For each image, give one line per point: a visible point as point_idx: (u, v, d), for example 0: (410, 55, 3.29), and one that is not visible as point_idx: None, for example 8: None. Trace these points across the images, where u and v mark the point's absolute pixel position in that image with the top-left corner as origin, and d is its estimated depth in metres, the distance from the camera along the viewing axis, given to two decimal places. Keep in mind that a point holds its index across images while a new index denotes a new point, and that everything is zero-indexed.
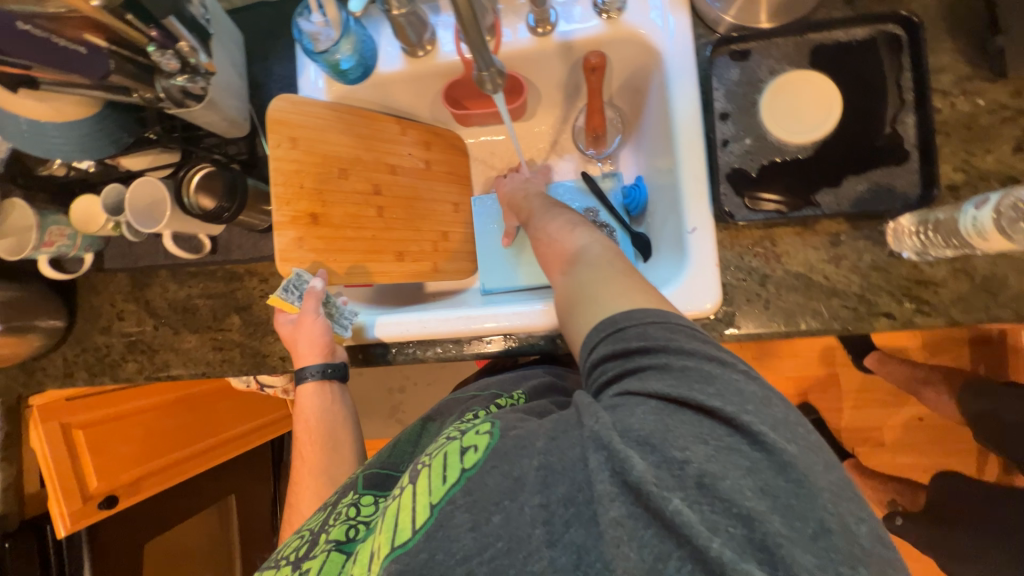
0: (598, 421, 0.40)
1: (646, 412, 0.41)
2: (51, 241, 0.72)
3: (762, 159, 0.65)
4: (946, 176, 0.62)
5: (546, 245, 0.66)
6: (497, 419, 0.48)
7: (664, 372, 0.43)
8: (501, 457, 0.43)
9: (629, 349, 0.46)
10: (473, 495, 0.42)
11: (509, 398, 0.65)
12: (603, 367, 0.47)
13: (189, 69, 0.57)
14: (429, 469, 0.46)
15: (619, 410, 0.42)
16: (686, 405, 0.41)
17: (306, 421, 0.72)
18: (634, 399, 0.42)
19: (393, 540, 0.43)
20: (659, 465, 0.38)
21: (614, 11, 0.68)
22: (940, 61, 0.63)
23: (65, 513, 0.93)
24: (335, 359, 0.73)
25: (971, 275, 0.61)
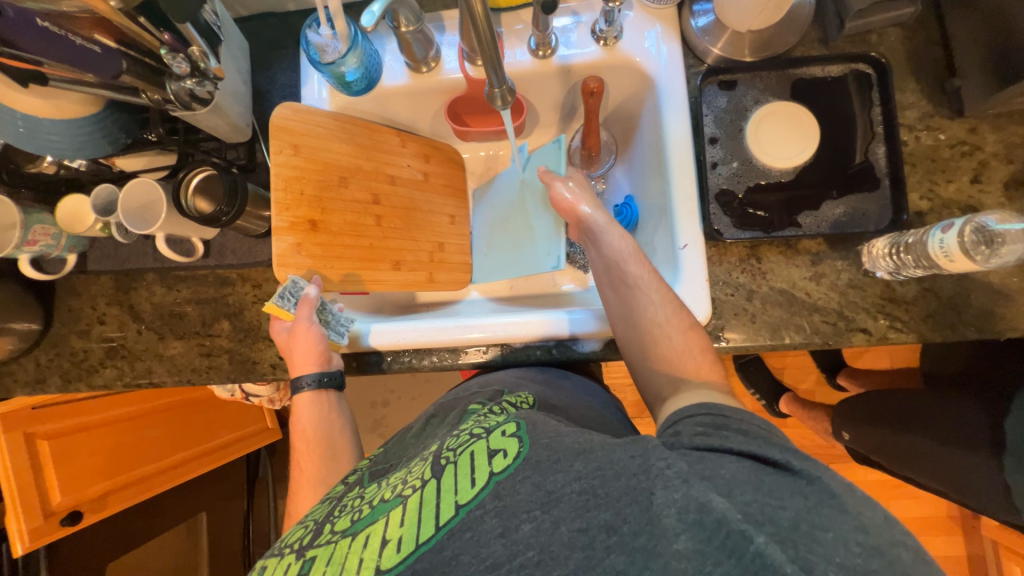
0: (670, 466, 0.43)
1: (738, 467, 0.44)
2: (34, 240, 0.69)
3: (749, 182, 0.69)
4: (914, 204, 0.67)
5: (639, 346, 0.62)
6: (522, 420, 0.52)
7: (759, 442, 0.46)
8: (534, 468, 0.46)
9: (722, 421, 0.49)
10: (502, 501, 0.45)
11: (518, 398, 0.66)
12: (692, 424, 0.50)
13: (199, 73, 0.57)
14: (456, 468, 0.49)
15: (709, 461, 0.44)
16: (772, 463, 0.44)
17: (302, 431, 0.70)
18: (723, 454, 0.45)
19: (418, 535, 0.46)
20: (747, 503, 0.40)
21: (611, 39, 0.72)
22: (906, 99, 0.69)
23: (23, 531, 0.88)
24: (331, 368, 0.71)
25: (939, 296, 0.65)
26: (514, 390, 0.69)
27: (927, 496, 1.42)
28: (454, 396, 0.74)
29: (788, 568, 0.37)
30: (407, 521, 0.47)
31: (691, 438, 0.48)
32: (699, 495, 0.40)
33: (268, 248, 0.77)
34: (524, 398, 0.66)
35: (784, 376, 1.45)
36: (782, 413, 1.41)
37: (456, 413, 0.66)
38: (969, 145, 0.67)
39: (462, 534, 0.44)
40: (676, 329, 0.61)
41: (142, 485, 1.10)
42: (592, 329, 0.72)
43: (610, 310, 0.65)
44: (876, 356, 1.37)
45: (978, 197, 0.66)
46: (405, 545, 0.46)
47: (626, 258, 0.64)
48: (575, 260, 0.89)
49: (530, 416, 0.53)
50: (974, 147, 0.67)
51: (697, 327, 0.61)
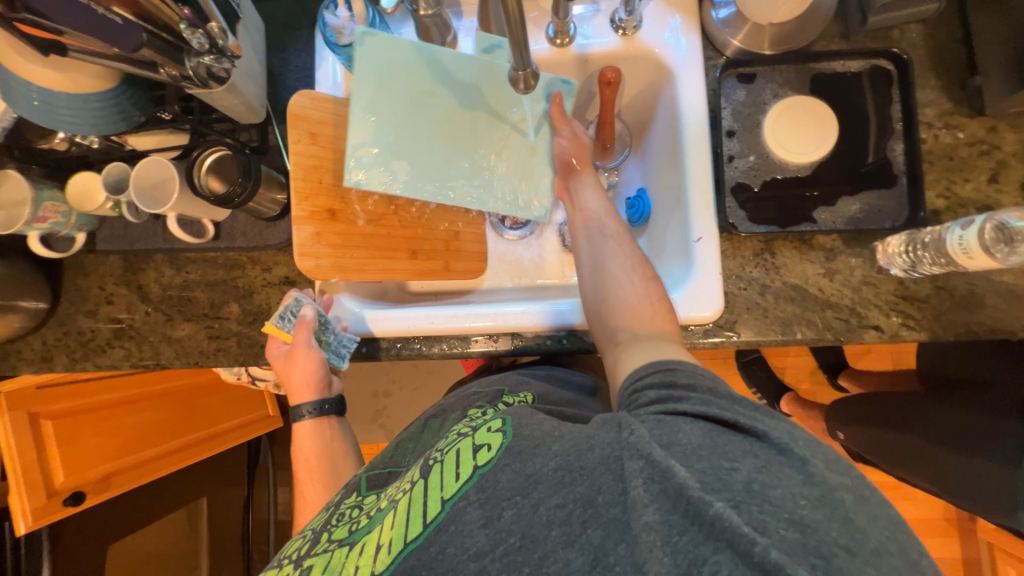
0: (634, 433, 0.43)
1: (694, 430, 0.44)
2: (44, 217, 0.69)
3: (765, 176, 0.69)
4: (931, 202, 0.67)
5: (602, 296, 0.66)
6: (508, 418, 0.51)
7: (709, 402, 0.47)
8: (513, 456, 0.46)
9: (674, 382, 0.50)
10: (485, 492, 0.45)
11: (516, 397, 0.67)
12: (647, 388, 0.51)
13: (216, 50, 0.57)
14: (442, 467, 0.49)
15: (665, 424, 0.45)
16: (726, 424, 0.45)
17: (306, 459, 0.74)
18: (678, 417, 0.46)
19: (407, 534, 0.45)
20: (703, 470, 0.40)
21: (631, 28, 0.72)
22: (926, 96, 0.68)
23: (26, 510, 0.88)
24: (326, 395, 0.75)
25: (952, 294, 0.65)
26: (516, 391, 0.69)
27: (924, 498, 1.43)
28: (459, 394, 0.73)
29: (744, 528, 0.36)
30: (397, 524, 0.46)
31: (647, 406, 0.49)
32: (659, 458, 0.40)
33: (279, 232, 0.76)
34: (524, 397, 0.67)
35: (785, 376, 1.45)
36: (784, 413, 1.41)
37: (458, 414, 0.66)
38: (988, 144, 0.67)
39: (449, 528, 0.44)
40: (640, 278, 0.66)
41: (144, 469, 1.10)
42: None
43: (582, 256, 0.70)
44: (878, 358, 1.37)
45: (994, 197, 0.66)
46: (395, 546, 0.45)
47: (601, 213, 0.72)
48: None
49: (515, 413, 0.52)
50: (992, 146, 0.66)
51: (658, 279, 0.66)
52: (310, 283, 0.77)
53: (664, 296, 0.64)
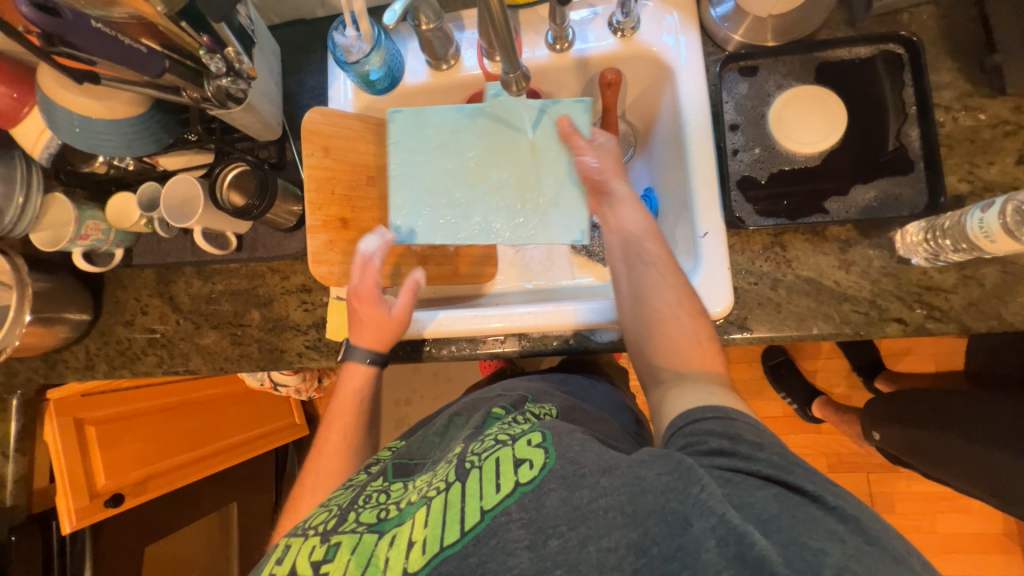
0: (706, 490, 0.42)
1: (767, 497, 0.42)
2: (86, 234, 0.75)
3: (771, 168, 0.67)
4: (953, 187, 0.64)
5: (647, 328, 0.60)
6: (547, 432, 0.51)
7: (784, 466, 0.45)
8: (560, 482, 0.45)
9: (737, 435, 0.47)
10: (529, 513, 0.44)
11: (541, 408, 0.65)
12: (703, 431, 0.48)
13: (234, 72, 0.61)
14: (481, 474, 0.48)
15: (735, 488, 0.43)
16: (800, 492, 0.43)
17: (353, 398, 0.70)
18: (750, 477, 0.44)
19: (442, 538, 0.45)
20: (785, 544, 0.40)
21: (629, 30, 0.72)
22: (941, 79, 0.66)
23: (71, 509, 0.93)
24: (380, 351, 0.71)
25: (981, 284, 0.62)
26: (540, 403, 0.68)
27: (976, 509, 1.32)
28: (484, 395, 0.74)
29: None
30: (431, 523, 0.46)
31: (704, 454, 0.46)
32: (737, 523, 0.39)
33: (296, 242, 0.80)
34: (546, 410, 0.64)
35: (816, 379, 1.39)
36: (815, 418, 1.34)
37: (478, 415, 0.64)
38: (1013, 124, 0.63)
39: (488, 542, 0.44)
40: (686, 315, 0.59)
41: (173, 473, 1.15)
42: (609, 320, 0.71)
43: (620, 283, 0.64)
44: (918, 360, 1.30)
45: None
46: (429, 546, 0.45)
47: (641, 235, 0.64)
48: (593, 254, 0.90)
49: (553, 427, 0.52)
50: (1018, 126, 0.63)
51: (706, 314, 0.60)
52: (325, 289, 0.80)
53: (713, 330, 0.60)
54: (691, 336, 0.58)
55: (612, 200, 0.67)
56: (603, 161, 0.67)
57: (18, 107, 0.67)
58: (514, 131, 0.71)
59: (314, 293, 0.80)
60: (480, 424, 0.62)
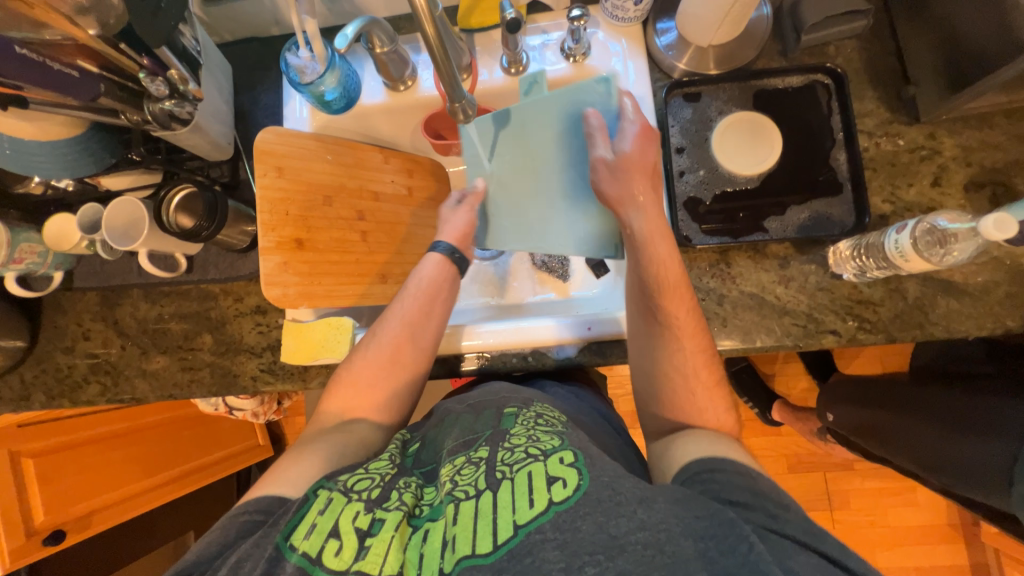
0: (754, 548, 0.42)
1: (806, 564, 0.42)
2: (20, 258, 0.71)
3: (715, 189, 0.71)
4: (878, 208, 0.69)
5: (664, 384, 0.64)
6: (580, 452, 0.52)
7: (816, 532, 0.45)
8: (596, 507, 0.45)
9: (761, 489, 0.48)
10: (564, 535, 0.43)
11: (552, 414, 0.62)
12: (728, 479, 0.50)
13: (178, 95, 0.61)
14: (512, 487, 0.48)
15: (775, 549, 0.43)
16: (840, 566, 0.43)
17: (418, 283, 0.72)
18: (782, 539, 0.45)
19: (475, 547, 0.45)
20: None
21: (580, 55, 0.75)
22: (865, 107, 0.71)
23: (5, 550, 0.88)
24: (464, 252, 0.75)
25: (905, 296, 0.67)
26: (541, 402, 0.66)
27: (922, 502, 1.40)
28: (451, 403, 0.73)
29: None
30: (461, 523, 0.47)
31: (728, 495, 0.48)
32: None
33: (250, 263, 0.79)
34: (557, 414, 0.63)
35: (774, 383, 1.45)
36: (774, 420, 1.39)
37: (494, 412, 0.63)
38: (928, 149, 0.69)
39: (523, 559, 0.43)
40: (702, 384, 0.63)
41: (133, 500, 1.11)
42: (565, 336, 0.73)
43: (636, 329, 0.67)
44: (863, 362, 1.37)
45: (938, 200, 0.68)
46: (458, 544, 0.45)
47: (665, 287, 0.63)
48: (553, 269, 0.91)
49: (586, 450, 0.52)
50: (932, 151, 0.69)
51: (723, 386, 0.63)
52: (280, 311, 0.79)
53: (730, 401, 0.63)
54: (704, 400, 0.62)
55: (631, 239, 0.66)
56: (629, 193, 0.65)
57: None
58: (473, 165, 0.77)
59: (268, 314, 0.79)
60: (497, 423, 0.60)
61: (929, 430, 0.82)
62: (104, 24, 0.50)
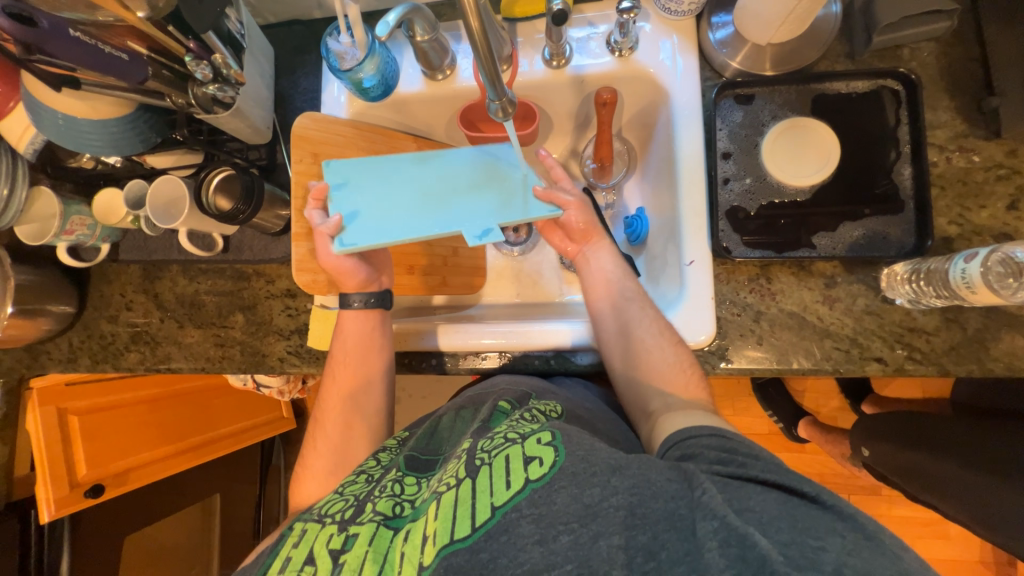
0: (707, 493, 0.41)
1: (767, 500, 0.42)
2: (71, 229, 0.75)
3: (761, 200, 0.67)
4: (941, 229, 0.63)
5: (643, 363, 0.63)
6: (559, 431, 0.50)
7: (778, 470, 0.44)
8: (570, 479, 0.44)
9: (729, 445, 0.48)
10: (539, 508, 0.43)
11: (546, 407, 0.60)
12: (699, 445, 0.49)
13: (220, 78, 0.62)
14: (491, 470, 0.47)
15: (733, 489, 0.43)
16: (800, 496, 0.42)
17: (342, 343, 0.72)
18: (747, 484, 0.44)
19: (453, 532, 0.44)
20: (785, 543, 0.38)
21: (626, 50, 0.71)
22: (938, 117, 0.65)
23: (51, 500, 0.94)
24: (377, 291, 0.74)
25: (965, 328, 0.62)
26: (544, 396, 0.65)
27: (956, 537, 1.33)
28: (460, 397, 0.72)
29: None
30: (441, 516, 0.46)
31: (707, 465, 0.46)
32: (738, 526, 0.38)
33: (283, 246, 0.80)
34: (552, 407, 0.61)
35: (805, 399, 1.39)
36: (801, 438, 1.33)
37: (486, 408, 0.62)
38: (1007, 168, 0.63)
39: (499, 537, 0.43)
40: (666, 343, 0.64)
41: (164, 463, 1.16)
42: (583, 342, 0.71)
43: (606, 324, 0.68)
44: (904, 385, 1.29)
45: (1013, 225, 0.62)
46: (438, 538, 0.44)
47: (620, 276, 0.72)
48: None
49: (565, 428, 0.50)
50: (1012, 170, 0.63)
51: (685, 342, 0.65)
52: (310, 295, 0.80)
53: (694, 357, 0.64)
54: (677, 361, 0.63)
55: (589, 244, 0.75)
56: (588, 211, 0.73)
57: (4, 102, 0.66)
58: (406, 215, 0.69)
59: (298, 299, 0.80)
60: (485, 419, 0.59)
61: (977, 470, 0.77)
62: (155, 7, 0.51)
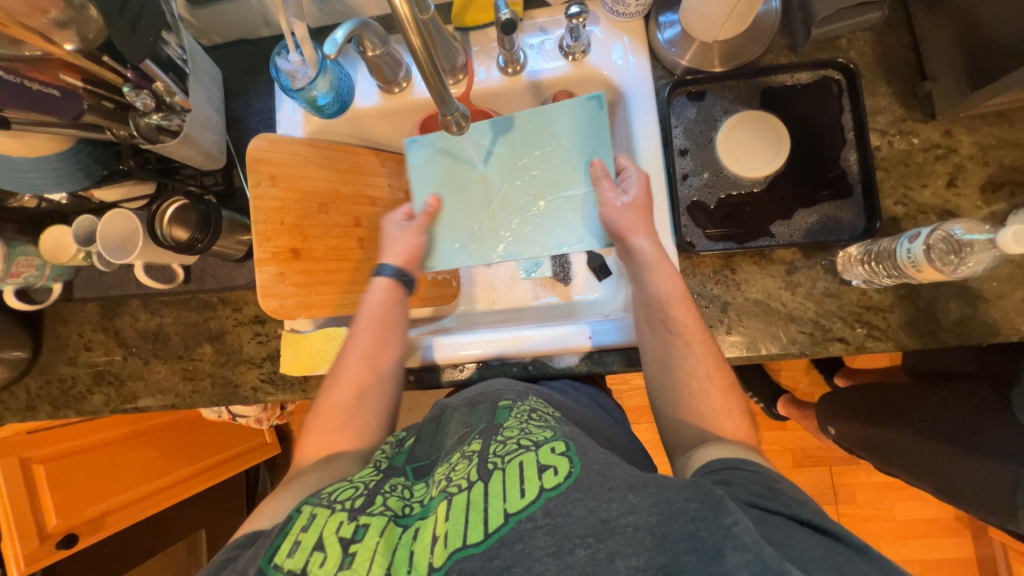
0: (739, 523, 0.41)
1: (807, 541, 0.43)
2: (18, 271, 0.71)
3: (720, 193, 0.68)
4: (889, 210, 0.66)
5: (681, 399, 0.62)
6: (571, 442, 0.50)
7: (817, 516, 0.46)
8: (586, 491, 0.44)
9: (775, 485, 0.48)
10: (555, 519, 0.43)
11: (540, 407, 0.61)
12: (745, 478, 0.49)
13: (165, 107, 0.61)
14: (505, 476, 0.47)
15: (772, 527, 0.44)
16: (837, 540, 0.44)
17: (368, 311, 0.72)
18: (787, 520, 0.45)
19: (465, 535, 0.43)
20: None
21: (579, 53, 0.72)
22: (878, 104, 0.68)
23: (19, 555, 0.91)
24: (411, 272, 0.75)
25: (918, 303, 0.65)
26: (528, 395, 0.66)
27: (931, 497, 1.39)
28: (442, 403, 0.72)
29: None
30: (453, 518, 0.45)
31: (746, 495, 0.47)
32: (771, 559, 0.38)
33: (247, 272, 0.78)
34: (551, 409, 0.61)
35: (780, 378, 1.43)
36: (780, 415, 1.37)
37: (488, 407, 0.62)
38: (944, 148, 0.66)
39: (514, 545, 0.42)
40: (714, 387, 0.62)
41: (147, 501, 1.13)
42: (556, 347, 0.72)
43: (645, 349, 0.66)
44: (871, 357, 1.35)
45: (953, 201, 0.65)
46: (451, 539, 0.44)
47: (667, 303, 0.64)
48: (554, 272, 0.89)
49: (579, 441, 0.51)
50: (948, 150, 0.66)
51: (737, 389, 0.62)
52: (279, 320, 0.78)
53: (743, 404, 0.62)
54: (721, 411, 0.61)
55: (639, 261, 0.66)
56: (629, 219, 0.65)
57: None
58: (461, 165, 0.75)
59: (267, 324, 0.78)
60: (492, 417, 0.59)
61: (940, 436, 0.80)
62: (85, 38, 0.50)
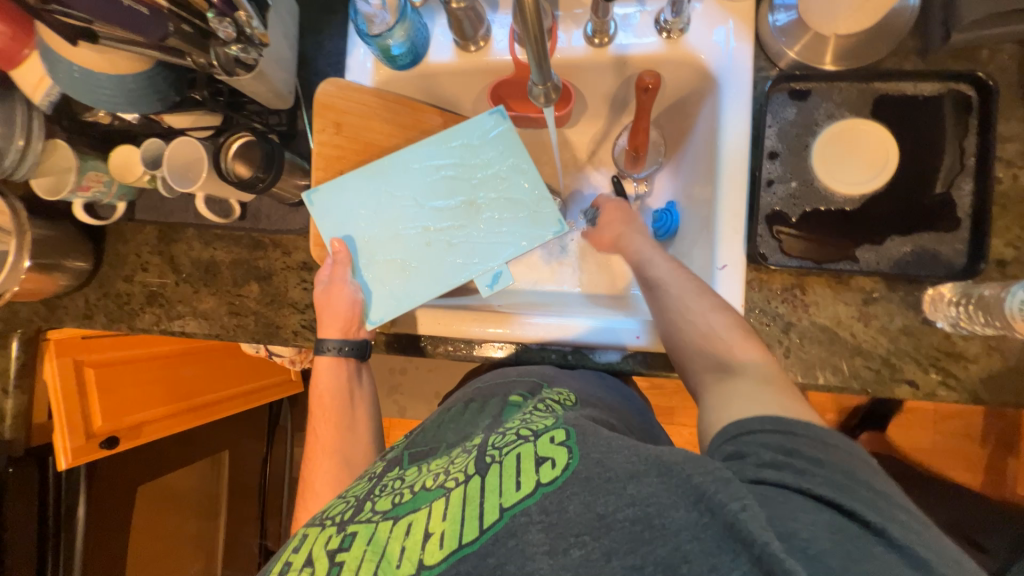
0: (745, 511, 0.37)
1: (818, 523, 0.38)
2: (88, 185, 0.73)
3: (806, 206, 0.63)
4: (997, 251, 0.60)
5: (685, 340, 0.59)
6: (571, 429, 0.49)
7: (836, 485, 0.41)
8: (583, 485, 0.43)
9: (790, 448, 0.44)
10: (550, 516, 0.42)
11: (560, 398, 0.62)
12: (759, 446, 0.45)
13: (244, 38, 0.58)
14: (500, 469, 0.47)
15: (777, 505, 0.40)
16: (856, 522, 0.39)
17: (320, 395, 0.73)
18: (794, 493, 0.41)
19: (461, 535, 0.43)
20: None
21: (676, 31, 0.66)
22: (1010, 129, 0.60)
23: (67, 448, 0.95)
24: (354, 338, 0.72)
25: (1006, 356, 0.59)
26: (555, 389, 0.65)
27: None
28: (476, 388, 0.71)
29: None
30: (449, 516, 0.45)
31: (755, 468, 0.43)
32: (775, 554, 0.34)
33: (301, 217, 0.79)
34: (565, 397, 0.62)
35: None
36: None
37: (497, 406, 0.64)
38: None
39: (507, 542, 0.42)
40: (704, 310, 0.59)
41: (181, 418, 1.18)
42: (595, 342, 0.70)
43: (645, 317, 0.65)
44: None
45: None
46: (447, 540, 0.44)
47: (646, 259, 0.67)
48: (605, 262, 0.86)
49: (580, 425, 0.50)
50: None
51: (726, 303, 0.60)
52: None
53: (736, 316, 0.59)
54: (719, 328, 0.58)
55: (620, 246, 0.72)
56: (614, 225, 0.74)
57: (18, 48, 0.62)
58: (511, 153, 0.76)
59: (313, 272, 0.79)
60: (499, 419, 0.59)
61: None
62: None
